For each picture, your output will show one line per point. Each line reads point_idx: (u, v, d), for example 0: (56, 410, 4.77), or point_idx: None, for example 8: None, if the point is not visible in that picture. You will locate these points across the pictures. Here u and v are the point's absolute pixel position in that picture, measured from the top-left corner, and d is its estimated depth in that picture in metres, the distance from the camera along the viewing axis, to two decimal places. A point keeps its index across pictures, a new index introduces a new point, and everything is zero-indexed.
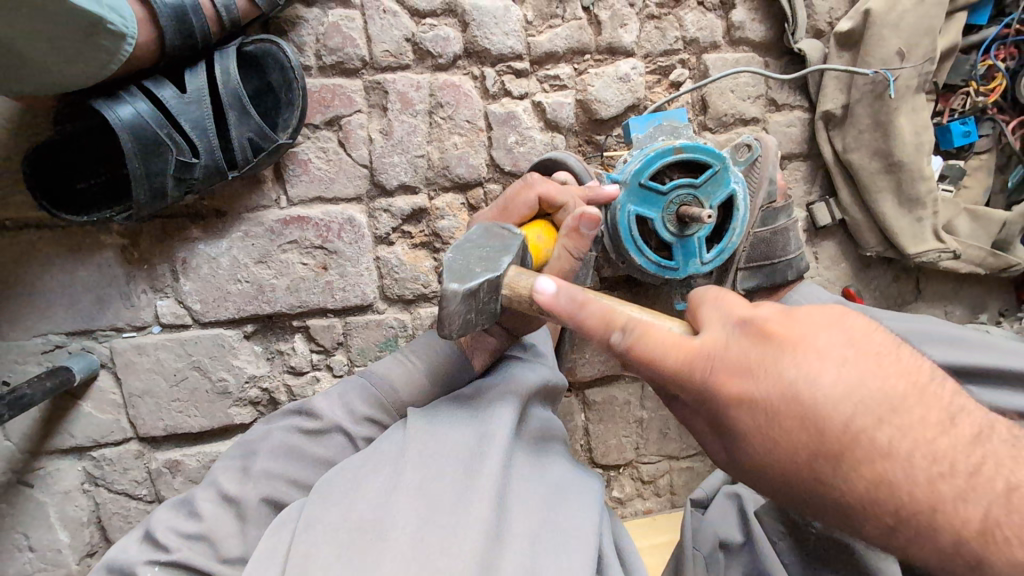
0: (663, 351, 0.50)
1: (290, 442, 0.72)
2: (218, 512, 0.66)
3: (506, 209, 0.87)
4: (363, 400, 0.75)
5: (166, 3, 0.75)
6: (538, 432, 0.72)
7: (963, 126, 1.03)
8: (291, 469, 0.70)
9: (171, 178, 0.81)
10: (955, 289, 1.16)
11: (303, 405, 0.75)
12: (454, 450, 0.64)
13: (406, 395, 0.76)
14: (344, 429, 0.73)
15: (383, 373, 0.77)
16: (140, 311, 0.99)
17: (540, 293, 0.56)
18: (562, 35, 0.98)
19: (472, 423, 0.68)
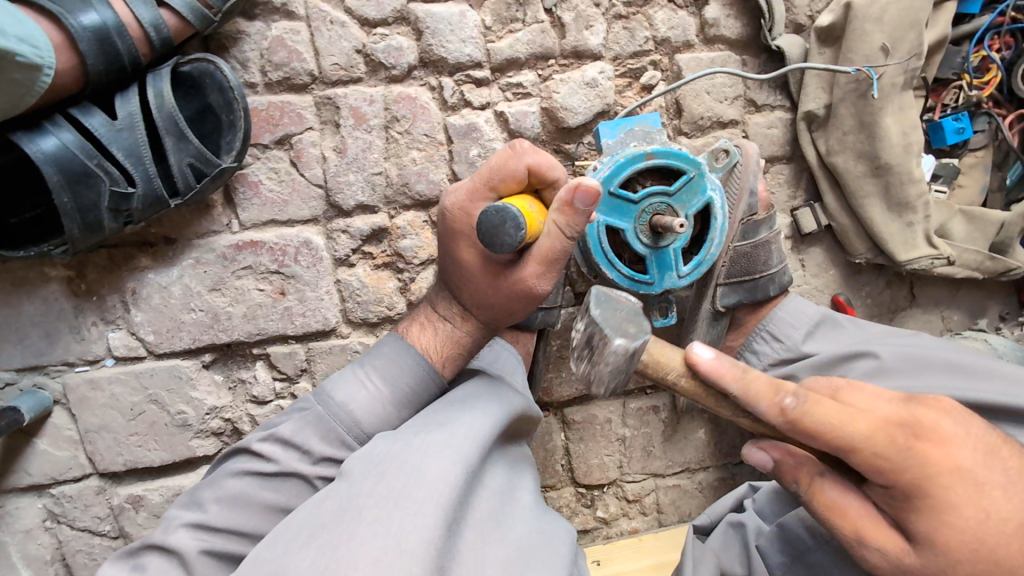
0: (845, 419, 0.54)
1: (241, 488, 0.65)
2: (162, 568, 0.59)
3: (489, 180, 0.72)
4: (319, 434, 0.67)
5: (84, 26, 0.70)
6: (505, 482, 0.66)
7: (957, 122, 0.96)
8: (240, 520, 0.63)
9: (106, 210, 0.77)
10: (952, 294, 1.10)
11: (254, 444, 0.67)
12: (420, 484, 0.57)
13: (371, 423, 0.68)
14: (299, 472, 0.65)
15: (342, 403, 0.68)
16: (91, 344, 0.94)
17: (704, 361, 0.58)
18: (523, 40, 0.92)
19: (441, 451, 0.60)
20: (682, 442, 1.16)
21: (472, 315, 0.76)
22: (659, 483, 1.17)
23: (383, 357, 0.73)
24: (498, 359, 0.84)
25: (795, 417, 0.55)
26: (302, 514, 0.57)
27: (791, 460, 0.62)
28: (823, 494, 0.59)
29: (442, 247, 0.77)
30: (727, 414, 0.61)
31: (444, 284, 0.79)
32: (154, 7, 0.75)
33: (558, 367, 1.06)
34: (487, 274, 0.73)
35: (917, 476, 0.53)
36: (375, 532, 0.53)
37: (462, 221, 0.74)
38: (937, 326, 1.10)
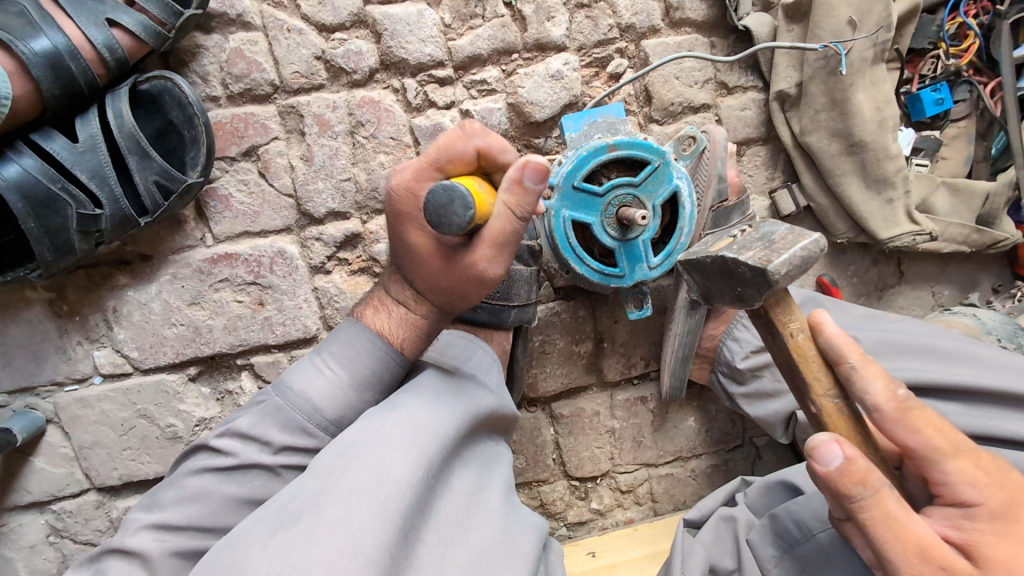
0: (932, 422, 0.51)
1: (203, 485, 0.65)
2: (124, 569, 0.60)
3: (435, 163, 0.66)
4: (277, 424, 0.66)
5: (36, 52, 0.71)
6: (473, 484, 0.65)
7: (935, 93, 0.94)
8: (201, 516, 0.63)
9: (75, 232, 0.77)
10: (942, 269, 1.08)
11: (212, 441, 0.67)
12: (382, 483, 0.56)
13: (328, 410, 0.67)
14: (260, 464, 0.65)
15: (299, 393, 0.67)
16: (78, 363, 0.96)
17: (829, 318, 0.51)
18: (484, 36, 0.91)
19: (403, 448, 0.59)
20: (672, 431, 1.15)
21: (425, 298, 0.72)
22: (652, 473, 1.17)
23: (337, 347, 0.70)
24: (471, 357, 0.78)
25: (910, 410, 0.50)
26: (263, 512, 0.56)
27: (865, 464, 0.48)
28: (890, 502, 0.49)
29: (389, 229, 0.72)
30: (813, 390, 0.52)
31: (396, 267, 0.74)
32: (106, 27, 0.75)
33: (542, 363, 1.05)
34: (439, 256, 0.69)
35: (1005, 497, 0.51)
36: (337, 530, 0.52)
37: (408, 203, 0.69)
38: (927, 302, 1.07)
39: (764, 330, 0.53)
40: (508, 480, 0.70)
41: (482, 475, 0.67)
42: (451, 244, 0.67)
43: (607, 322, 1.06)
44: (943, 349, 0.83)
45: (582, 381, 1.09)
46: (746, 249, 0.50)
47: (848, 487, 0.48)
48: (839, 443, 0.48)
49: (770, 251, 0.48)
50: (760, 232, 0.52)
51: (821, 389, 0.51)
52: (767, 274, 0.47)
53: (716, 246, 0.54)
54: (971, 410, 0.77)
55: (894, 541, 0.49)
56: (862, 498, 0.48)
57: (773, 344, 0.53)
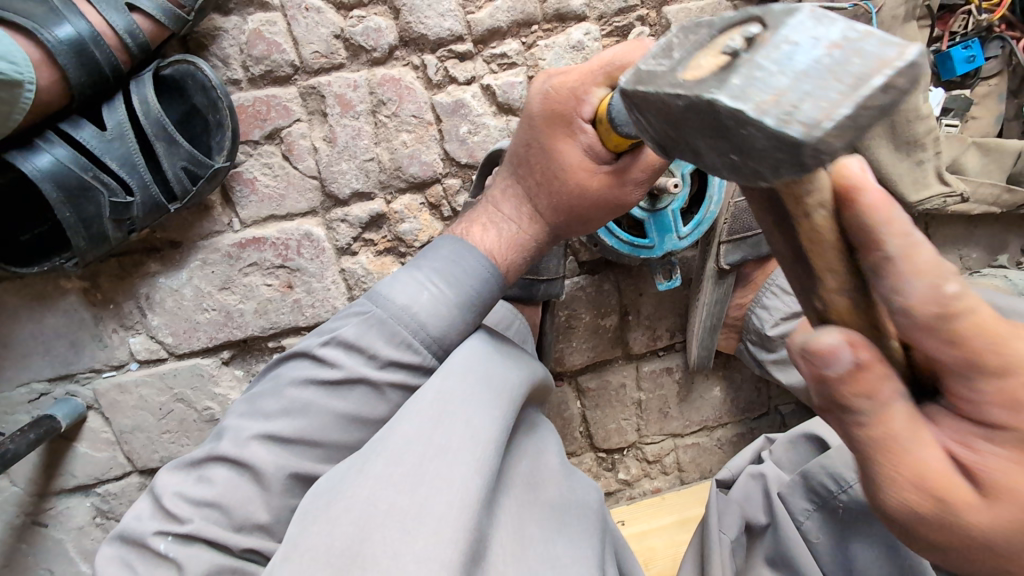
0: (1020, 333, 0.31)
1: (308, 397, 0.63)
2: (232, 480, 0.60)
3: (607, 66, 0.62)
4: (383, 337, 0.64)
5: (60, 39, 0.70)
6: (532, 446, 0.67)
7: (966, 50, 0.92)
8: (309, 429, 0.62)
9: (108, 221, 0.78)
10: (971, 231, 1.06)
11: (315, 349, 0.64)
12: (473, 441, 0.56)
13: (436, 327, 0.65)
14: (365, 379, 0.63)
15: (404, 306, 0.64)
16: (115, 350, 0.98)
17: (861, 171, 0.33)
18: (503, 8, 0.90)
19: (487, 406, 0.60)
20: (698, 401, 1.16)
21: (542, 218, 0.70)
22: (678, 443, 1.18)
23: (446, 261, 0.67)
24: (509, 326, 0.80)
25: (959, 315, 0.31)
26: (354, 463, 0.56)
27: (877, 372, 0.34)
28: (897, 425, 0.35)
29: (529, 132, 0.68)
30: (823, 285, 0.36)
31: (517, 179, 0.71)
32: (126, 12, 0.75)
33: (569, 336, 1.06)
34: (581, 172, 0.65)
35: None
36: (440, 484, 0.52)
37: (567, 106, 0.64)
38: (955, 266, 1.06)
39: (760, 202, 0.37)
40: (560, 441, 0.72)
41: (538, 439, 0.69)
42: (600, 163, 0.65)
43: (632, 295, 1.06)
44: None
45: (609, 354, 1.09)
46: (760, 85, 0.29)
47: (846, 399, 0.35)
48: (849, 346, 0.34)
49: (805, 94, 0.28)
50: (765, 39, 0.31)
51: (832, 281, 0.36)
52: (795, 149, 0.28)
53: (698, 74, 0.32)
54: None
55: (903, 477, 0.35)
56: (858, 421, 0.35)
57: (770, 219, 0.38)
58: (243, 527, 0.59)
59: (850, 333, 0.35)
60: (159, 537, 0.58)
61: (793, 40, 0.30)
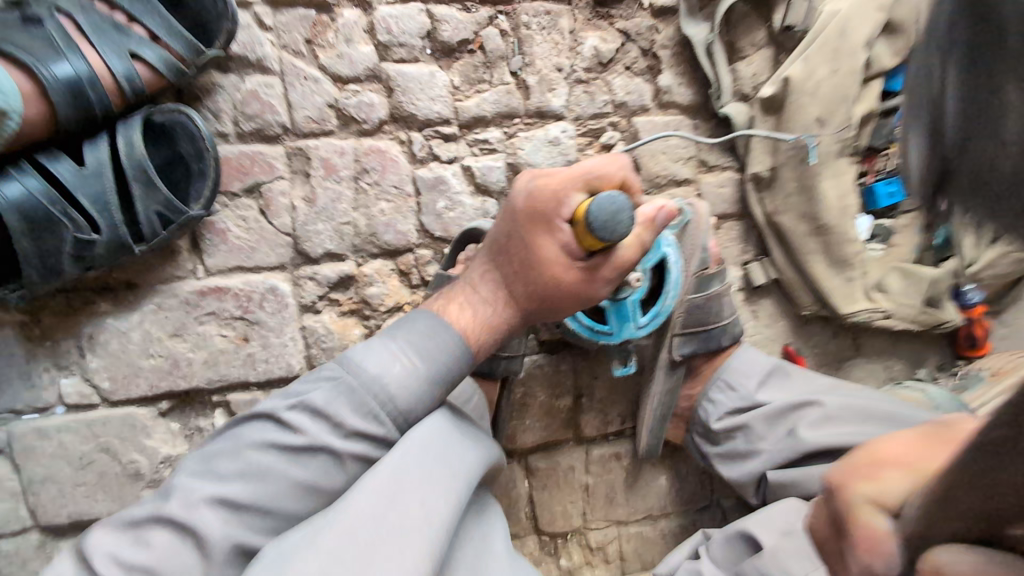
0: None
1: (268, 462, 0.61)
2: (172, 545, 0.56)
3: (589, 176, 0.68)
4: (351, 406, 0.63)
5: (57, 76, 0.71)
6: (478, 527, 0.67)
7: (888, 187, 1.04)
8: (262, 495, 0.59)
9: (67, 256, 0.76)
10: (895, 344, 1.16)
11: (280, 413, 0.63)
12: (425, 523, 0.57)
13: (405, 400, 0.65)
14: (329, 448, 0.62)
15: (376, 376, 0.64)
16: (42, 391, 0.91)
17: None
18: (489, 100, 0.98)
19: (440, 487, 0.61)
20: (644, 489, 1.17)
21: (515, 303, 0.74)
22: (622, 531, 1.17)
23: (418, 335, 0.68)
24: (468, 401, 0.81)
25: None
26: (299, 534, 0.56)
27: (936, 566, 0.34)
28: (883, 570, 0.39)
29: (510, 224, 0.72)
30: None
31: (494, 265, 0.74)
32: (128, 59, 0.77)
33: (522, 413, 1.06)
34: (557, 268, 0.69)
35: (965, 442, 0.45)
36: (388, 564, 0.53)
37: (548, 206, 0.69)
38: (882, 375, 1.15)
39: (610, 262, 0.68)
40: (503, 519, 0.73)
41: (483, 516, 0.69)
42: (575, 259, 0.69)
43: (586, 378, 1.09)
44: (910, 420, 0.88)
45: (560, 435, 1.10)
46: None
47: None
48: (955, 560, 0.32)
49: None
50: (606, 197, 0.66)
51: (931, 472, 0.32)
52: None
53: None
54: None
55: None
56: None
57: None
58: None
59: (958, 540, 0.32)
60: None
61: None
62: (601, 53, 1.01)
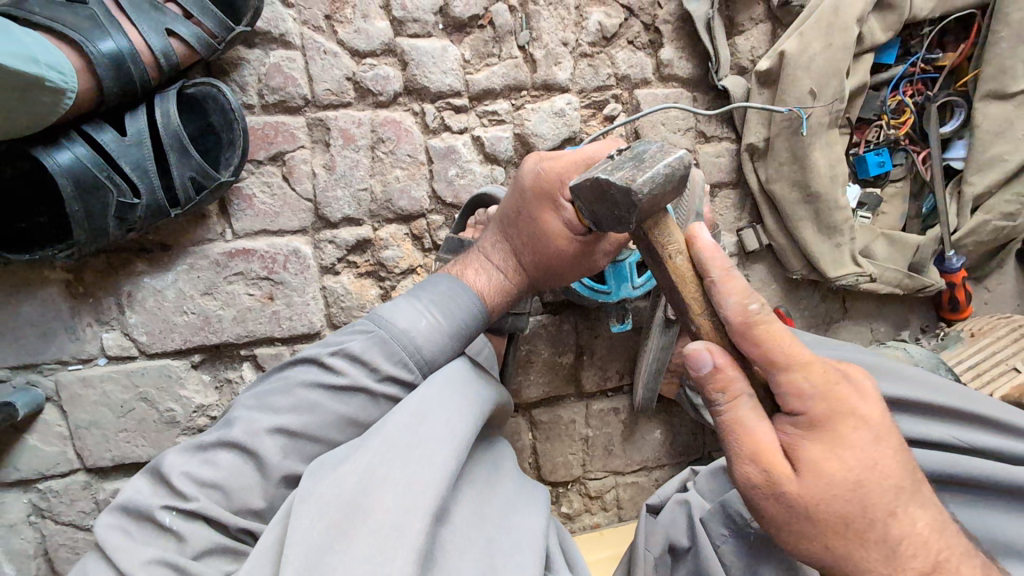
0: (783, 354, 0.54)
1: (314, 399, 0.69)
2: (238, 465, 0.65)
3: (589, 159, 0.73)
4: (385, 354, 0.71)
5: (102, 51, 0.77)
6: (491, 456, 0.74)
7: (878, 157, 1.10)
8: (313, 426, 0.67)
9: (112, 218, 0.83)
10: (880, 307, 1.23)
11: (323, 358, 0.71)
12: (450, 434, 0.64)
13: (430, 351, 0.72)
14: (365, 388, 0.70)
15: (405, 330, 0.72)
16: (85, 344, 0.99)
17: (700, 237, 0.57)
18: (498, 73, 1.03)
19: (462, 407, 0.68)
20: (640, 441, 1.25)
21: (524, 269, 0.80)
22: (620, 480, 1.26)
23: (441, 295, 0.75)
24: (481, 351, 0.88)
25: (755, 325, 0.54)
26: (341, 451, 0.64)
27: (730, 373, 0.55)
28: (743, 418, 0.55)
29: (519, 201, 0.78)
30: (692, 309, 0.58)
31: (506, 236, 0.81)
32: (165, 36, 0.83)
33: (527, 369, 1.14)
34: (560, 240, 0.75)
35: (829, 411, 0.54)
36: (422, 462, 0.60)
37: (552, 186, 0.75)
38: (866, 336, 1.22)
39: (649, 256, 0.60)
40: (511, 454, 0.79)
41: (493, 447, 0.76)
42: (576, 233, 0.75)
43: (588, 336, 1.16)
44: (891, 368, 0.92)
45: (562, 390, 1.18)
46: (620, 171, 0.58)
47: (709, 393, 0.56)
48: (708, 353, 0.55)
49: None
50: (635, 152, 0.61)
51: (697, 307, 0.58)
52: None
53: None
54: (932, 426, 0.84)
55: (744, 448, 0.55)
56: (716, 403, 0.56)
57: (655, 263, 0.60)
58: (240, 510, 0.64)
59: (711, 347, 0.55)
60: (164, 511, 0.61)
61: None
62: (605, 27, 1.06)
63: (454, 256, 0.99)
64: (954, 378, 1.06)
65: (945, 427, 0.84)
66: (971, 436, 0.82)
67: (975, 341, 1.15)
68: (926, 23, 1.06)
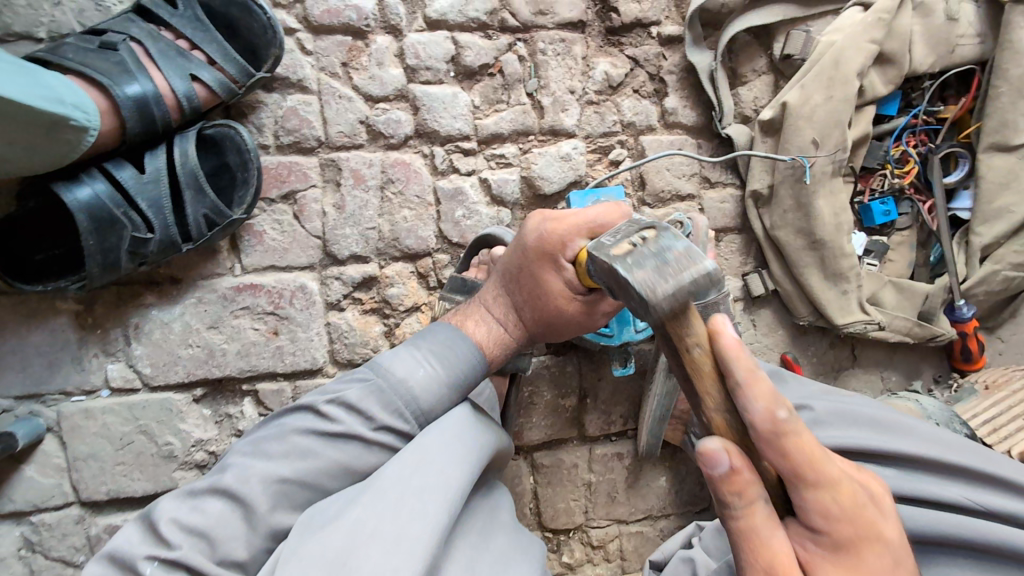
0: (803, 458, 0.51)
1: (309, 446, 0.68)
2: (224, 515, 0.63)
3: (592, 223, 0.72)
4: (381, 403, 0.70)
5: (127, 95, 0.81)
6: (487, 504, 0.73)
7: (883, 206, 1.11)
8: (308, 472, 0.66)
9: (125, 252, 0.85)
10: (890, 356, 1.20)
11: (319, 405, 0.70)
12: (443, 484, 0.64)
13: (426, 402, 0.72)
14: (359, 436, 0.69)
15: (402, 379, 0.72)
16: (90, 375, 1.00)
17: (724, 332, 0.53)
18: (506, 118, 1.06)
19: (460, 456, 0.68)
20: (644, 489, 1.21)
21: (524, 324, 0.80)
22: (623, 529, 1.22)
23: (440, 345, 0.75)
24: (481, 392, 0.88)
25: (787, 434, 0.51)
26: (337, 499, 0.64)
27: (748, 476, 0.52)
28: (758, 521, 0.54)
29: (521, 256, 0.78)
30: (705, 404, 0.54)
31: (507, 289, 0.80)
32: (188, 80, 0.87)
33: (529, 412, 1.13)
34: (561, 300, 0.75)
35: (848, 527, 0.53)
36: (413, 514, 0.60)
37: (554, 247, 0.74)
38: (877, 386, 1.20)
39: (667, 345, 0.55)
40: (509, 501, 0.78)
41: (490, 492, 0.76)
42: (576, 295, 0.75)
43: (591, 379, 1.15)
44: (895, 424, 0.89)
45: (565, 433, 1.16)
46: (637, 266, 0.56)
47: (726, 495, 0.54)
48: (727, 454, 0.52)
49: (658, 275, 0.54)
50: (659, 245, 0.57)
51: (716, 403, 0.54)
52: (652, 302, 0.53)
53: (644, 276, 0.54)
54: (942, 484, 0.81)
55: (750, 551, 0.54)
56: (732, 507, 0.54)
57: (676, 359, 0.55)
58: (222, 562, 0.61)
59: (725, 443, 0.52)
60: (147, 562, 0.60)
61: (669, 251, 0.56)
62: (611, 77, 1.09)
63: (458, 295, 1.00)
64: (969, 433, 1.03)
65: (957, 485, 0.81)
66: (986, 499, 0.78)
67: (990, 394, 1.12)
68: (926, 77, 1.09)
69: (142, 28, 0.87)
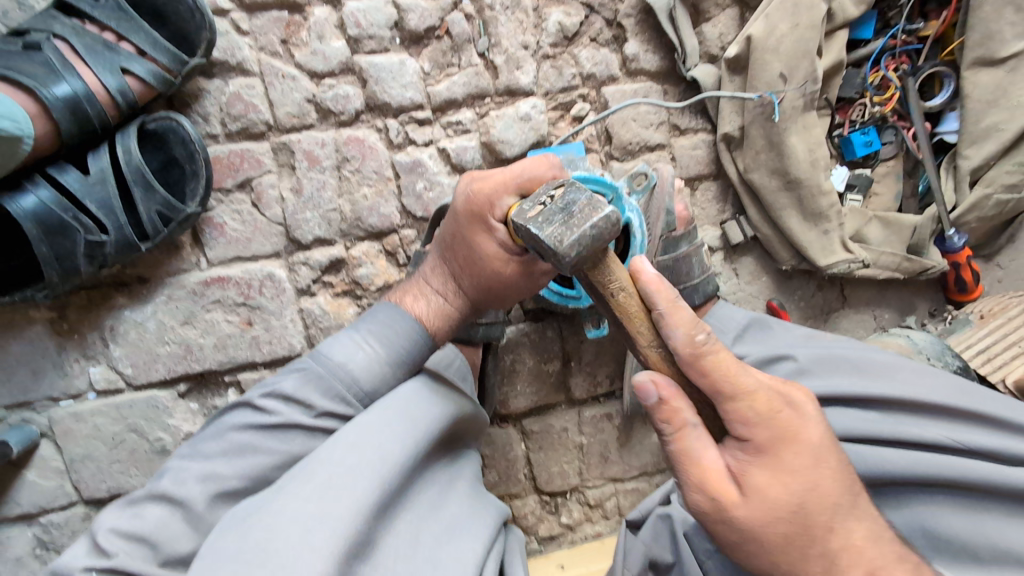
0: (722, 376, 0.56)
1: (248, 440, 0.68)
2: (166, 517, 0.64)
3: (517, 179, 0.70)
4: (320, 390, 0.71)
5: (57, 96, 0.80)
6: (444, 476, 0.74)
7: (864, 136, 1.05)
8: (251, 467, 0.67)
9: (81, 256, 0.85)
10: (881, 293, 1.17)
11: (256, 399, 0.71)
12: (381, 462, 0.64)
13: (368, 383, 0.72)
14: (300, 424, 0.69)
15: (340, 363, 0.72)
16: (73, 379, 1.01)
17: (642, 268, 0.58)
18: (459, 82, 1.02)
19: (400, 432, 0.67)
20: (636, 446, 1.22)
21: (465, 292, 0.79)
22: (619, 487, 1.23)
23: (380, 324, 0.75)
24: (452, 364, 0.88)
25: (705, 356, 0.56)
26: (275, 482, 0.64)
27: (676, 402, 0.57)
28: (688, 442, 0.57)
29: (454, 223, 0.76)
30: (640, 341, 0.59)
31: (444, 260, 0.79)
32: (120, 74, 0.85)
33: (512, 381, 1.12)
34: (498, 263, 0.74)
35: (772, 434, 0.56)
36: (342, 492, 0.60)
37: (483, 208, 0.72)
38: (870, 325, 1.16)
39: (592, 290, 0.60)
40: (473, 471, 0.79)
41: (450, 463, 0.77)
42: (512, 255, 0.73)
43: (573, 342, 1.14)
44: (873, 362, 0.86)
45: (551, 399, 1.16)
46: (549, 221, 0.58)
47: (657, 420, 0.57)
48: (654, 384, 0.57)
49: (566, 229, 0.55)
50: (565, 199, 0.59)
51: (643, 338, 0.58)
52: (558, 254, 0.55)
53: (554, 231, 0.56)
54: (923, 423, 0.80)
55: (690, 471, 0.57)
56: (664, 432, 0.57)
57: (602, 301, 0.60)
58: (167, 561, 0.62)
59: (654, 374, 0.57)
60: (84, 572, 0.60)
61: (572, 201, 0.58)
62: (565, 27, 1.03)
63: None
64: (962, 366, 1.00)
65: (938, 425, 0.79)
66: (966, 437, 0.77)
67: (984, 324, 1.08)
68: None
69: (65, 24, 0.84)
